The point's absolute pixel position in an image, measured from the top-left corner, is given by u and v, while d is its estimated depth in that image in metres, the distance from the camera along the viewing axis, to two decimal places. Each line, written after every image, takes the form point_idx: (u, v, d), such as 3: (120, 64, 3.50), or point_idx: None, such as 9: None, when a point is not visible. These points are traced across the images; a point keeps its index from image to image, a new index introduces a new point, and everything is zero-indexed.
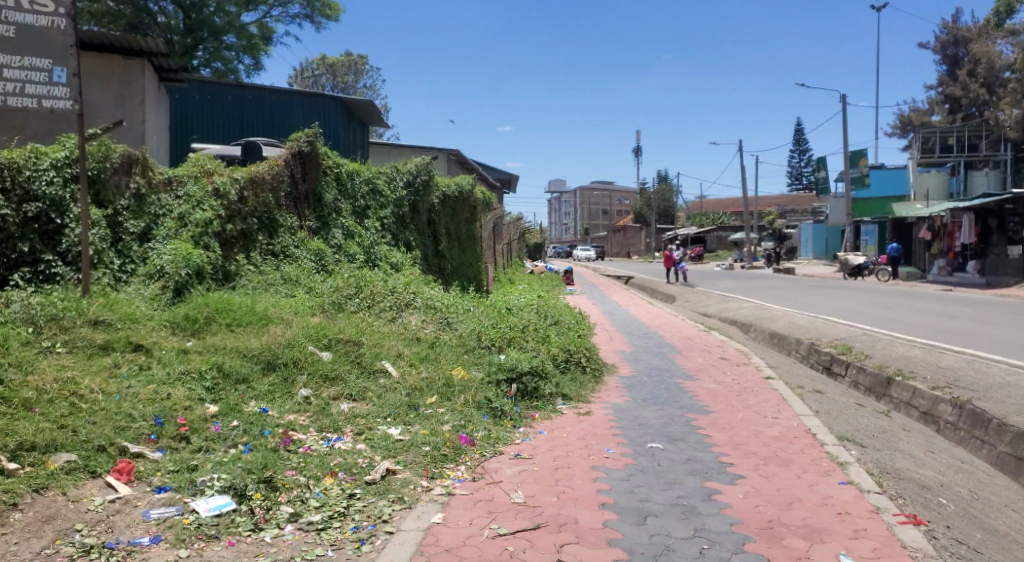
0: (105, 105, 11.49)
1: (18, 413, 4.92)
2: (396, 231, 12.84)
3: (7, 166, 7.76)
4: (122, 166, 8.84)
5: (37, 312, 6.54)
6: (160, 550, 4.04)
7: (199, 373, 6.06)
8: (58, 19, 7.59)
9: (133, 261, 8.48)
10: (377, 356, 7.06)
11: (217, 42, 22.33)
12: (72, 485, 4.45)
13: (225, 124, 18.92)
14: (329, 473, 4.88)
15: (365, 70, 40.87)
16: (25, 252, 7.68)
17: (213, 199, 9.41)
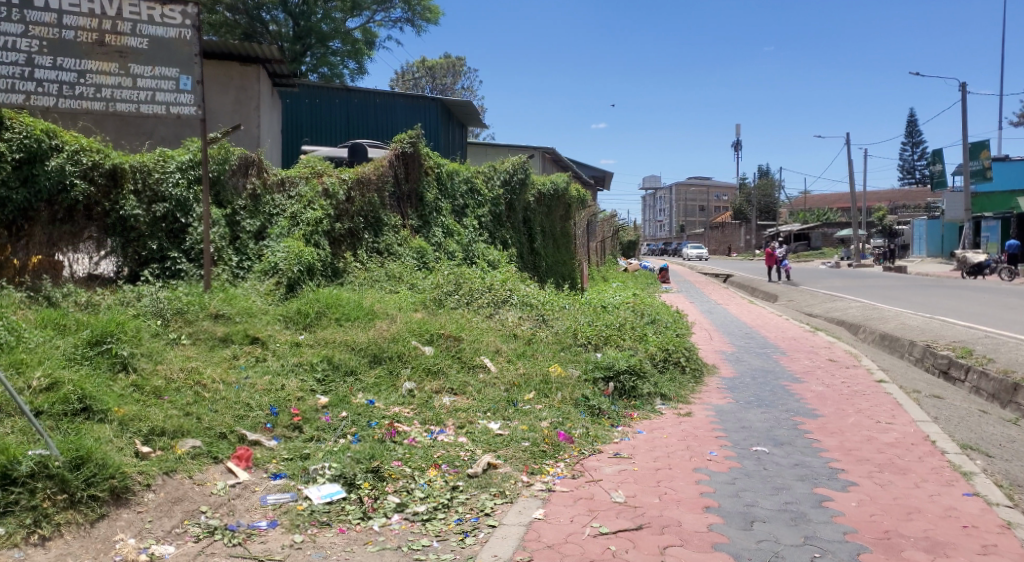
0: (224, 110, 12.13)
1: (150, 400, 5.27)
2: (493, 229, 13.02)
3: (139, 169, 8.30)
4: (239, 167, 9.28)
5: (165, 306, 6.99)
6: (277, 534, 4.26)
7: (310, 365, 6.33)
8: (186, 30, 7.48)
9: (250, 258, 8.94)
10: (476, 352, 7.18)
11: (323, 48, 23.13)
12: (198, 469, 4.72)
13: (333, 126, 19.55)
14: (432, 465, 5.01)
15: (463, 71, 41.53)
16: (154, 249, 8.23)
17: (323, 199, 9.79)
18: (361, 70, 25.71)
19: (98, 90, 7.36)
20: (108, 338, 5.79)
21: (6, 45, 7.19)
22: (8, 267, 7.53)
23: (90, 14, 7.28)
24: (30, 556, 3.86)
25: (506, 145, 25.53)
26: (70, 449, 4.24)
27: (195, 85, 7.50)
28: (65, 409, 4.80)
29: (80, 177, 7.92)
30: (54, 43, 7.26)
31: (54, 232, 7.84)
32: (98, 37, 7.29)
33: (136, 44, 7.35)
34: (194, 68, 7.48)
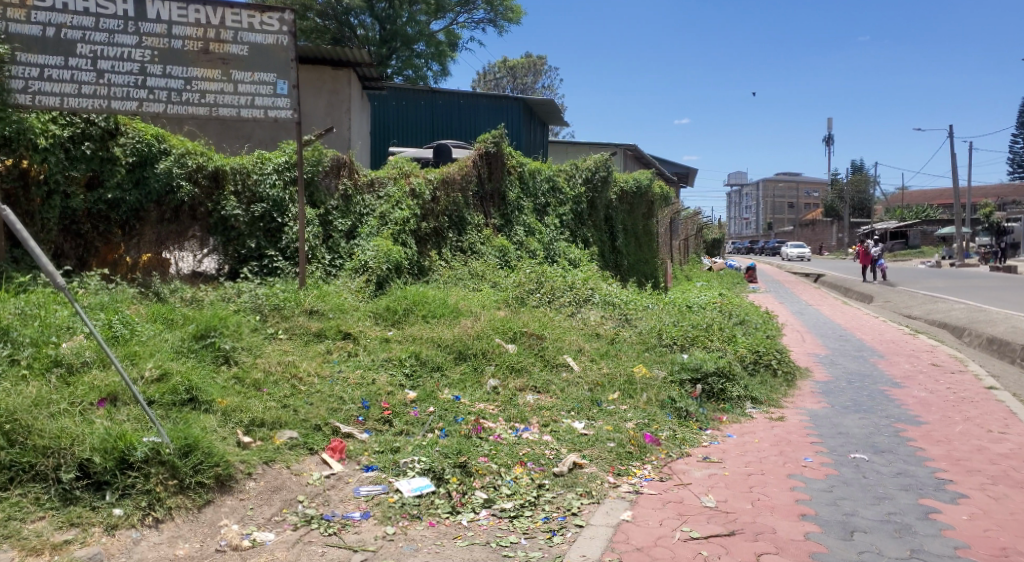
0: (317, 114, 12.52)
1: (250, 392, 5.51)
2: (575, 227, 13.03)
3: (238, 171, 8.61)
4: (332, 169, 9.52)
5: (263, 302, 7.27)
6: (370, 525, 4.38)
7: (399, 361, 6.49)
8: (282, 36, 7.77)
9: (342, 256, 9.19)
10: (559, 350, 7.19)
11: (408, 51, 23.56)
12: (295, 459, 4.91)
13: (418, 127, 19.95)
14: (519, 462, 5.05)
15: (544, 70, 41.60)
16: (252, 248, 8.59)
17: (410, 199, 9.99)
18: (444, 72, 26.09)
19: (203, 97, 7.63)
20: (211, 332, 6.08)
21: (121, 55, 7.38)
22: (122, 264, 8.10)
23: (196, 23, 7.56)
24: (146, 537, 4.10)
25: (587, 142, 25.42)
26: (179, 437, 4.46)
27: (291, 89, 7.81)
28: (174, 400, 5.06)
29: (186, 179, 8.32)
30: (164, 52, 7.49)
31: (162, 231, 8.31)
32: (203, 45, 7.57)
33: (237, 51, 7.66)
34: (290, 73, 7.79)
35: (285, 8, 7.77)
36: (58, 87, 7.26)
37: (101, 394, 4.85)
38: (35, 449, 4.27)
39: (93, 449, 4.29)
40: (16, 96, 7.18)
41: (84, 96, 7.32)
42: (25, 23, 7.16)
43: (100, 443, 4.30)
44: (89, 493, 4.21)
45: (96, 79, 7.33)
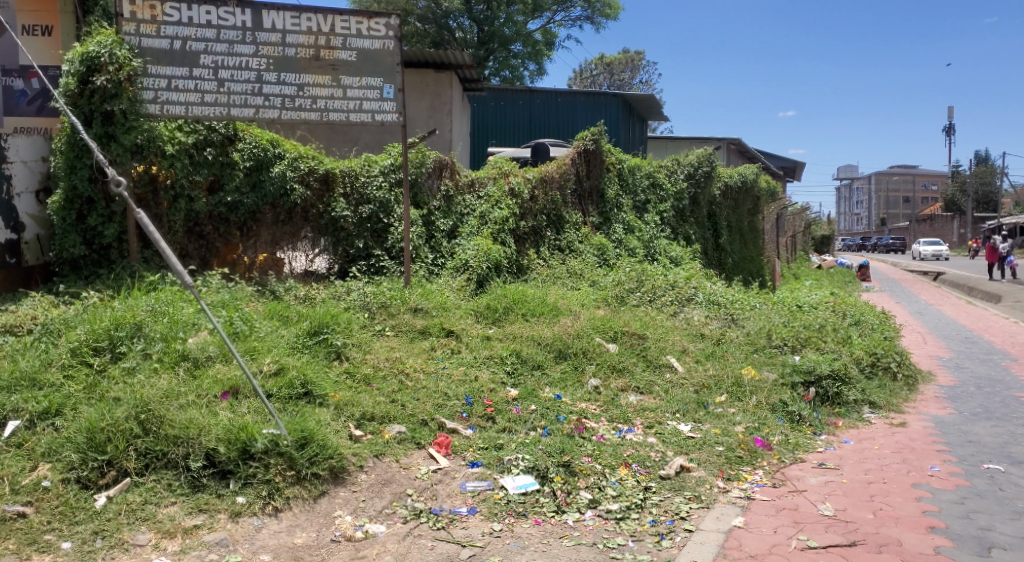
0: (420, 117, 12.78)
1: (360, 387, 5.68)
2: (676, 224, 12.83)
3: (348, 174, 8.98)
4: (434, 170, 9.65)
5: (370, 300, 7.48)
6: (477, 521, 4.44)
7: (500, 358, 6.55)
8: (388, 40, 8.04)
9: (443, 255, 9.35)
10: (662, 350, 7.07)
11: (506, 51, 23.75)
12: (403, 453, 5.03)
13: (517, 128, 20.18)
14: (623, 464, 5.00)
15: (642, 65, 41.06)
16: (360, 248, 8.93)
17: (509, 198, 10.07)
18: (540, 71, 26.15)
19: (314, 102, 7.93)
20: (324, 329, 6.31)
21: (239, 64, 7.71)
22: (241, 264, 8.49)
23: (308, 31, 7.84)
24: (267, 524, 4.29)
25: (688, 137, 24.91)
26: (296, 430, 4.65)
27: (396, 93, 8.06)
28: (291, 393, 5.27)
29: (299, 182, 8.65)
30: (278, 60, 7.79)
31: (277, 232, 8.70)
32: (314, 52, 7.86)
33: (346, 57, 7.93)
34: (396, 77, 8.04)
35: (391, 13, 8.01)
36: (184, 97, 7.66)
37: (225, 388, 5.10)
38: (167, 438, 4.51)
39: (218, 439, 4.52)
40: (147, 106, 7.58)
41: (206, 104, 7.69)
42: (155, 37, 7.53)
43: (224, 434, 4.53)
44: (214, 482, 4.44)
45: (217, 88, 7.70)
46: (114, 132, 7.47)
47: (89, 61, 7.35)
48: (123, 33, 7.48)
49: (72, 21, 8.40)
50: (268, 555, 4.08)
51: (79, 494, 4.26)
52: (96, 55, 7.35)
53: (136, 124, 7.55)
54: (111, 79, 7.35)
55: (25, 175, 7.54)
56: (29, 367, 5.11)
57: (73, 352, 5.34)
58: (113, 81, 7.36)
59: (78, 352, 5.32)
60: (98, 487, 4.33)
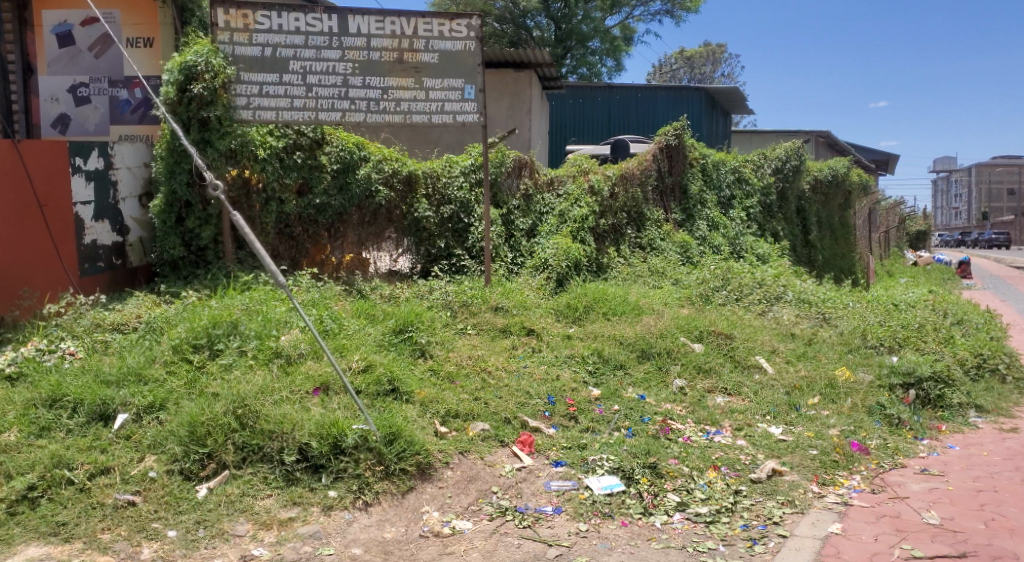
0: (500, 116, 12.84)
1: (444, 384, 5.75)
2: (762, 220, 12.52)
3: (430, 175, 9.12)
4: (514, 169, 9.68)
5: (452, 298, 7.57)
6: (563, 521, 4.42)
7: (582, 357, 6.51)
8: (470, 41, 8.15)
9: (523, 254, 9.36)
10: (751, 350, 6.89)
11: (583, 49, 23.66)
12: (488, 451, 5.06)
13: (596, 124, 20.24)
14: (712, 466, 4.90)
15: (723, 58, 40.23)
16: (442, 248, 9.14)
17: (589, 196, 9.96)
18: (619, 67, 25.91)
19: (398, 104, 8.11)
20: (409, 327, 6.43)
21: (326, 69, 7.92)
22: (328, 264, 8.72)
23: (392, 35, 8.00)
24: (357, 518, 4.38)
25: (773, 130, 24.23)
26: (384, 426, 4.76)
27: (477, 93, 8.20)
28: (379, 390, 5.38)
29: (383, 184, 8.86)
30: (363, 64, 7.98)
31: (362, 232, 8.92)
32: (398, 55, 8.03)
33: (428, 59, 8.09)
34: (477, 77, 8.16)
35: (473, 14, 8.11)
36: (275, 102, 7.90)
37: (316, 384, 5.25)
38: (263, 433, 4.67)
39: (310, 434, 4.66)
40: (240, 112, 7.84)
41: (295, 109, 7.94)
42: (247, 45, 7.77)
43: (316, 429, 4.67)
44: (307, 475, 4.57)
45: (305, 93, 7.92)
46: (210, 138, 7.67)
47: (186, 70, 7.55)
48: (217, 42, 7.71)
49: (171, 32, 8.97)
50: (359, 549, 4.16)
51: (183, 485, 4.44)
52: (193, 64, 7.56)
53: (229, 130, 7.76)
54: (207, 86, 7.55)
55: (129, 181, 7.83)
56: (135, 363, 5.37)
57: (175, 349, 5.57)
58: (209, 89, 7.56)
59: (179, 349, 5.55)
60: (199, 478, 4.51)
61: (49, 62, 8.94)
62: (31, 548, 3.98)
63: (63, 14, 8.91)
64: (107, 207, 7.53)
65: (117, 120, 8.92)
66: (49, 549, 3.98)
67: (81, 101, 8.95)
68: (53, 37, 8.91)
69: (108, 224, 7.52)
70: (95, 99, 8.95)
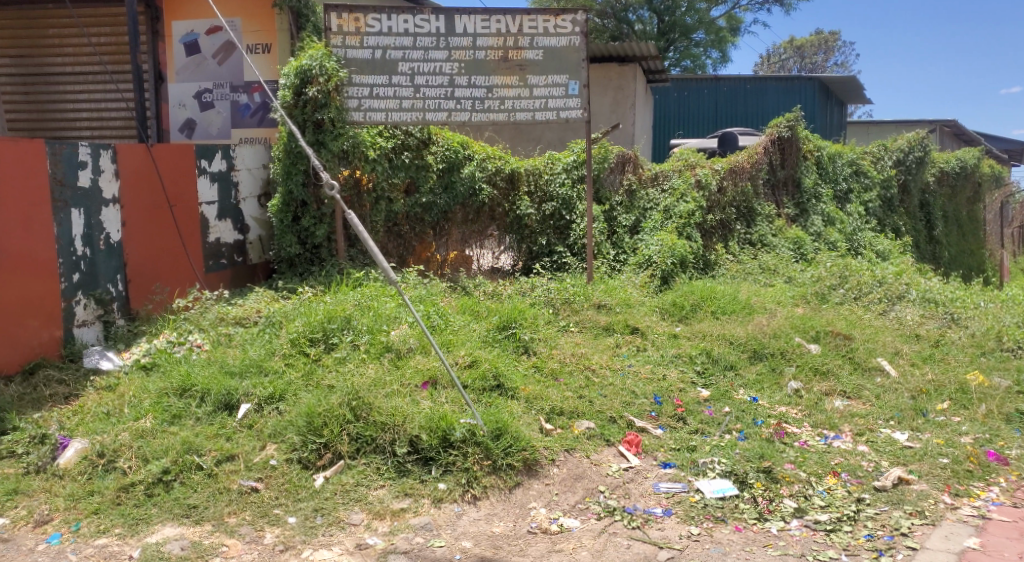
0: (603, 111, 12.73)
1: (547, 381, 5.76)
2: (881, 215, 11.95)
3: (532, 172, 9.20)
4: (617, 165, 9.58)
5: (555, 295, 7.56)
6: (673, 523, 4.33)
7: (690, 357, 6.38)
8: (574, 37, 8.13)
9: (626, 251, 9.22)
10: (872, 352, 6.57)
11: (687, 41, 23.23)
12: (594, 449, 5.03)
13: (702, 116, 19.93)
14: (831, 473, 4.70)
15: (836, 46, 38.59)
16: (543, 245, 9.17)
17: (696, 191, 9.68)
18: (724, 58, 25.27)
19: (502, 102, 8.17)
20: (512, 323, 6.46)
21: (433, 70, 8.03)
22: (434, 261, 8.93)
23: (498, 33, 8.05)
24: (466, 512, 4.44)
25: (893, 120, 23.06)
26: (491, 421, 4.82)
27: (581, 89, 8.20)
28: (485, 385, 5.43)
29: (486, 182, 8.99)
30: (469, 64, 8.07)
31: (466, 230, 9.09)
32: (503, 53, 8.08)
33: (533, 56, 8.11)
34: (581, 73, 8.16)
35: (577, 9, 8.10)
36: (384, 103, 8.06)
37: (424, 378, 5.35)
38: (376, 424, 4.79)
39: (420, 427, 4.75)
40: (351, 114, 8.04)
41: (402, 110, 8.09)
42: (359, 48, 7.92)
43: (426, 423, 4.76)
44: (418, 467, 4.67)
45: (413, 94, 8.06)
46: (324, 139, 7.96)
47: (302, 74, 7.83)
48: (330, 46, 7.90)
49: (287, 38, 9.33)
50: (469, 542, 4.20)
51: (301, 474, 4.62)
52: (308, 68, 7.81)
53: (342, 131, 8.00)
54: (321, 89, 7.83)
55: (249, 182, 8.23)
56: (256, 355, 5.62)
57: (292, 342, 5.80)
58: (323, 91, 7.83)
59: (296, 342, 5.78)
60: (317, 468, 4.68)
61: (178, 70, 9.48)
62: (167, 528, 4.22)
63: (191, 24, 9.41)
64: (230, 207, 7.93)
65: (238, 123, 9.43)
66: (182, 530, 4.21)
67: (206, 106, 9.47)
68: (181, 46, 9.44)
69: (230, 224, 7.92)
70: (218, 104, 9.46)
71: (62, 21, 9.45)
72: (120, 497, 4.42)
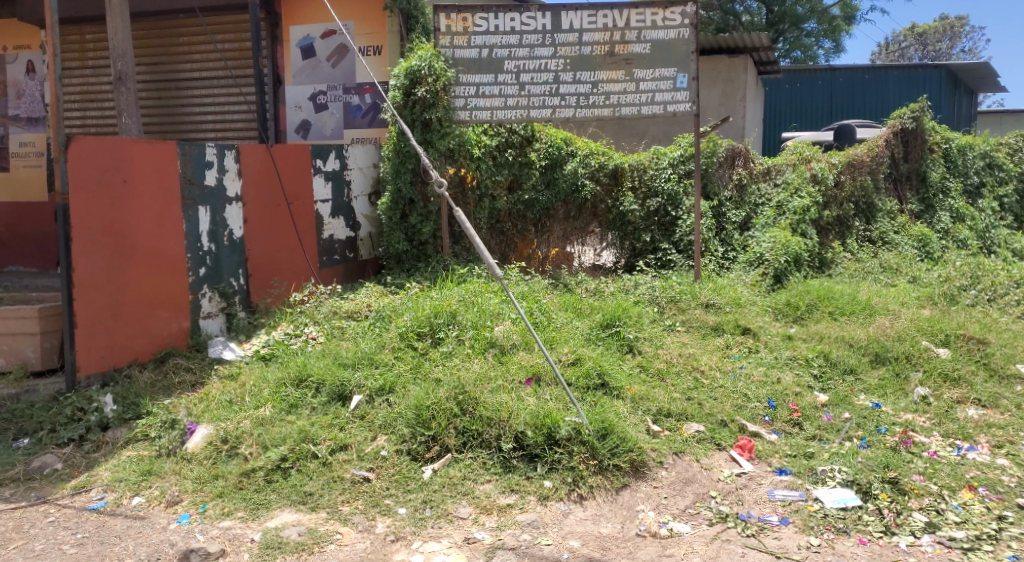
0: (712, 104, 12.40)
1: (654, 382, 5.65)
2: (1018, 211, 11.14)
3: (636, 168, 8.99)
4: (726, 159, 9.33)
5: (660, 294, 7.39)
6: (791, 533, 4.16)
7: (806, 360, 6.11)
8: (684, 29, 7.93)
9: (735, 248, 8.96)
10: (1010, 358, 6.12)
11: (797, 31, 22.40)
12: (704, 453, 4.89)
13: (816, 109, 19.35)
14: (966, 487, 4.41)
15: (963, 31, 36.33)
16: (647, 241, 8.97)
17: (811, 186, 9.28)
18: (838, 48, 24.22)
19: (607, 98, 8.07)
20: (616, 322, 6.37)
21: (539, 67, 8.01)
22: (535, 258, 8.95)
23: (604, 28, 7.95)
24: (573, 511, 4.39)
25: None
26: (596, 420, 4.77)
27: (690, 82, 7.98)
28: (589, 383, 5.37)
29: (589, 178, 8.90)
30: (575, 60, 8.01)
31: (568, 227, 9.04)
32: (609, 48, 7.98)
33: (640, 50, 7.97)
34: (690, 65, 7.94)
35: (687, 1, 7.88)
36: (489, 102, 8.11)
37: (528, 374, 5.35)
38: (482, 419, 4.82)
39: (526, 423, 4.75)
40: (458, 113, 8.13)
41: (508, 107, 8.11)
42: (466, 47, 7.99)
43: (532, 419, 4.76)
44: (523, 464, 4.67)
45: (518, 91, 8.06)
46: (431, 139, 8.11)
47: (411, 74, 8.00)
48: (439, 46, 8.01)
49: (397, 39, 9.52)
50: (577, 542, 4.15)
51: (410, 465, 4.69)
52: (417, 69, 7.99)
53: (448, 131, 8.14)
54: (430, 89, 7.98)
55: (361, 180, 8.47)
56: (367, 348, 5.75)
57: (401, 336, 5.91)
58: (431, 91, 7.99)
59: (405, 336, 5.89)
60: (425, 460, 4.75)
61: (294, 73, 9.84)
62: (285, 514, 4.38)
63: (307, 29, 9.75)
64: (343, 205, 8.18)
65: (349, 124, 9.68)
66: (299, 516, 4.35)
67: (320, 107, 9.79)
68: (298, 50, 9.80)
69: (342, 221, 8.16)
70: (332, 105, 9.74)
71: (192, 29, 9.98)
72: (242, 482, 4.61)
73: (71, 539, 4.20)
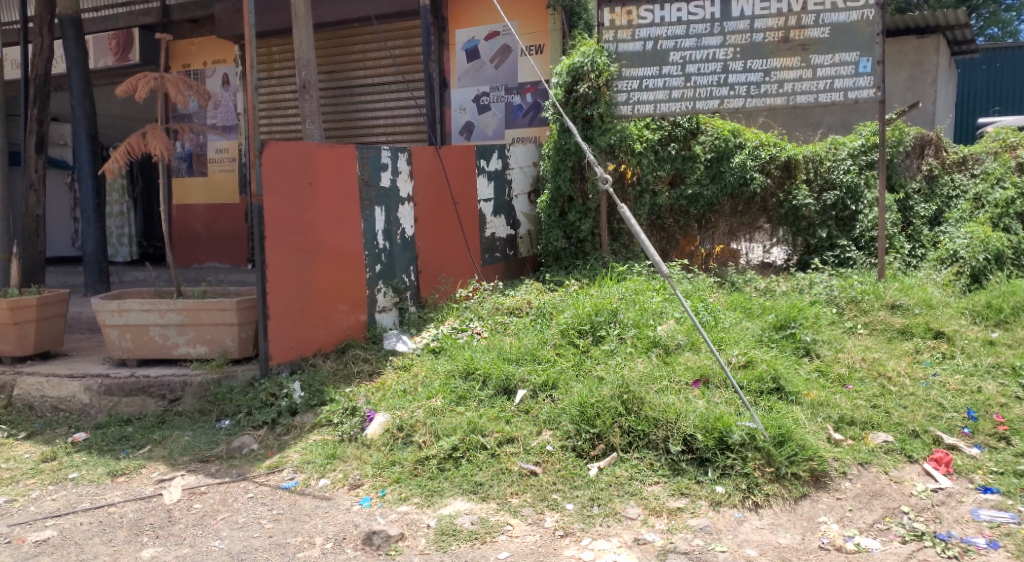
0: (897, 88, 11.54)
1: (834, 387, 5.31)
2: None
3: (811, 159, 8.50)
4: (914, 148, 8.61)
5: (839, 294, 6.96)
6: (1002, 559, 3.80)
7: (1011, 368, 5.54)
8: (868, 10, 7.43)
9: (924, 245, 8.29)
10: None
11: (993, 5, 20.54)
12: (893, 465, 4.54)
13: (1019, 90, 17.61)
14: None
15: None
16: (823, 237, 8.46)
17: (1018, 175, 8.32)
18: None
19: (781, 86, 7.68)
20: (792, 322, 6.03)
21: (706, 57, 7.76)
22: (699, 255, 8.71)
23: (778, 13, 7.59)
24: (748, 519, 4.20)
25: None
26: (773, 426, 4.52)
27: (874, 66, 7.45)
28: (762, 387, 5.13)
29: (759, 171, 8.48)
30: (745, 48, 7.68)
31: (733, 223, 8.72)
32: (784, 33, 7.60)
33: (818, 34, 7.53)
34: (875, 49, 7.42)
35: None
36: (653, 95, 7.93)
37: (696, 375, 5.19)
38: (648, 420, 4.71)
39: (695, 426, 4.60)
40: (620, 108, 8.03)
41: (672, 100, 7.89)
42: (630, 41, 7.86)
43: (701, 422, 4.60)
44: (693, 467, 4.52)
45: (683, 83, 7.83)
46: (592, 135, 8.10)
47: (574, 71, 7.98)
48: (602, 41, 7.93)
49: (559, 37, 9.53)
50: (754, 550, 3.97)
51: (577, 462, 4.68)
52: (580, 65, 7.95)
53: (610, 126, 8.07)
54: (592, 85, 7.94)
55: (521, 179, 8.57)
56: (530, 344, 5.78)
57: (563, 333, 5.90)
58: (594, 87, 7.94)
59: (566, 333, 5.87)
60: (590, 458, 4.71)
61: (459, 75, 10.10)
62: (458, 502, 4.49)
63: (472, 32, 9.99)
64: (504, 204, 8.31)
65: (511, 124, 9.81)
66: (471, 506, 4.44)
67: (483, 109, 9.99)
68: (463, 53, 10.05)
69: (503, 219, 8.30)
70: (495, 106, 9.92)
71: (366, 37, 10.49)
72: (417, 469, 4.78)
73: (267, 514, 4.52)
